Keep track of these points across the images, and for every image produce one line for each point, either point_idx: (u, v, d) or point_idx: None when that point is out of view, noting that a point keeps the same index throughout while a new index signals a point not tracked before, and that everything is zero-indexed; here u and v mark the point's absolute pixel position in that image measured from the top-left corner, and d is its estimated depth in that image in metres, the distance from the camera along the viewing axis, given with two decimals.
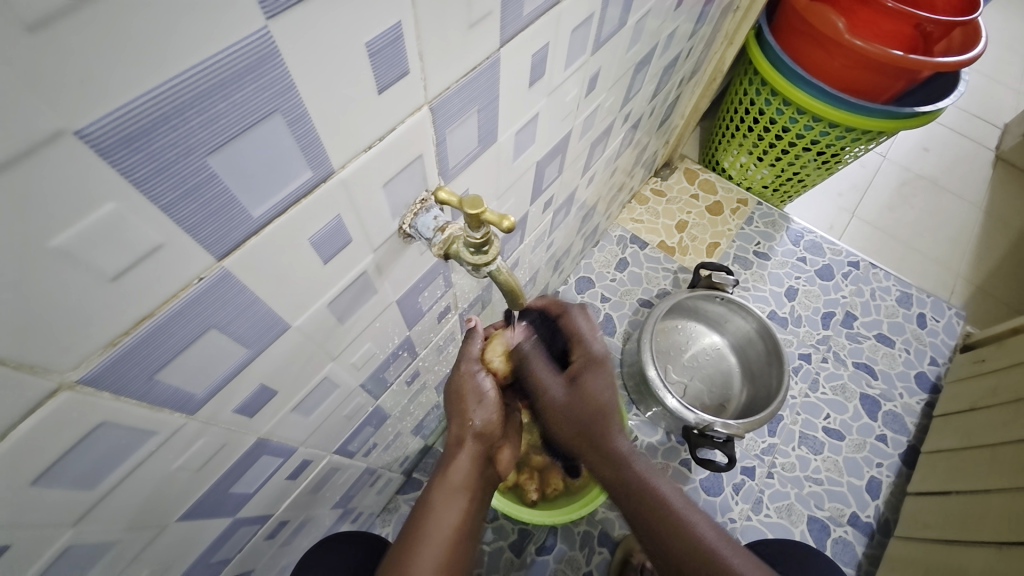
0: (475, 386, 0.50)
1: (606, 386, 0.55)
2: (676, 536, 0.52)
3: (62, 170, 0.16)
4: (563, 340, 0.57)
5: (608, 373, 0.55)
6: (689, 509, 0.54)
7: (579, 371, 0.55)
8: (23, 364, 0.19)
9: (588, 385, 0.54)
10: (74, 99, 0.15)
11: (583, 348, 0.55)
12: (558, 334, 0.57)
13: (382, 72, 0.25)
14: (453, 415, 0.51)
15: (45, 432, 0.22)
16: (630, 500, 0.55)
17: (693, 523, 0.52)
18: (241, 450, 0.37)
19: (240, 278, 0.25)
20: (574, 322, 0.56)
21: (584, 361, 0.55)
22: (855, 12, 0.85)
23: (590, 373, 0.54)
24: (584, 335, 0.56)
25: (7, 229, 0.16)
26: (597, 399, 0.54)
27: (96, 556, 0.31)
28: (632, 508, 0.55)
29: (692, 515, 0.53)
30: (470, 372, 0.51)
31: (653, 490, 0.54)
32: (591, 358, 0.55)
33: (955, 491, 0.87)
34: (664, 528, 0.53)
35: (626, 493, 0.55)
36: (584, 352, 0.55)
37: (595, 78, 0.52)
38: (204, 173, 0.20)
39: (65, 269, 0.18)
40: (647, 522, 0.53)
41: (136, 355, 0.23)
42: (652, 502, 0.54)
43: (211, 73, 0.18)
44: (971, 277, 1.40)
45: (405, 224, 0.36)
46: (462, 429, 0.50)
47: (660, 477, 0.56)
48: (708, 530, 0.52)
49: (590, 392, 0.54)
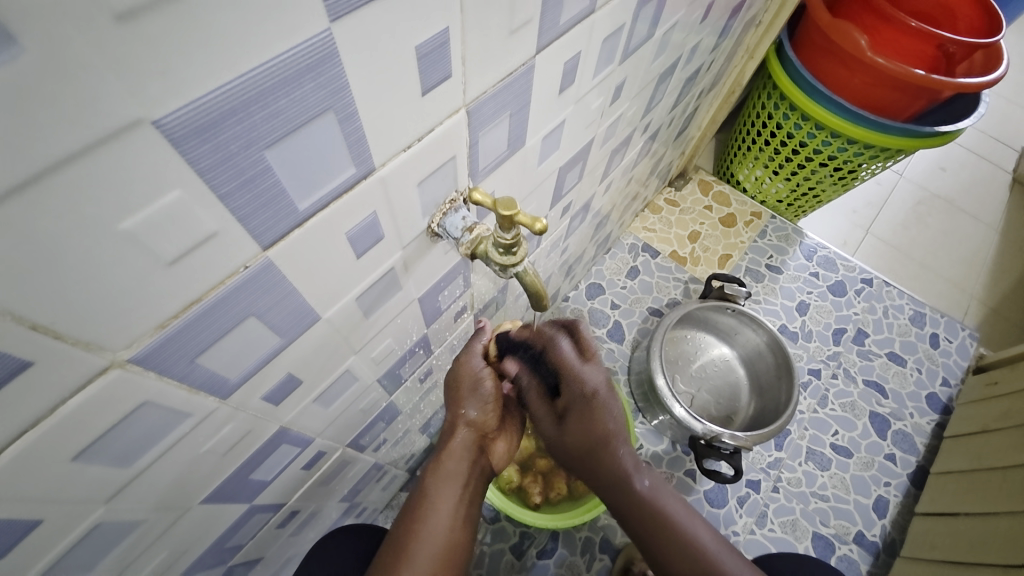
0: (473, 379, 0.50)
1: (601, 416, 0.52)
2: (678, 552, 0.53)
3: (137, 158, 0.17)
4: (553, 375, 0.51)
5: (601, 404, 0.51)
6: (690, 518, 0.55)
7: (569, 406, 0.52)
8: (80, 341, 0.20)
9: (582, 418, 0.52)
10: (155, 90, 0.16)
11: (571, 385, 0.50)
12: (547, 368, 0.52)
13: (428, 75, 0.26)
14: (449, 403, 0.52)
15: (93, 408, 0.23)
16: (632, 515, 0.55)
17: (695, 534, 0.53)
18: (264, 438, 0.38)
19: (282, 269, 0.26)
20: (558, 353, 0.50)
21: (574, 397, 0.51)
22: (877, 30, 0.85)
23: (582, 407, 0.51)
24: (575, 367, 0.50)
25: (84, 212, 0.17)
26: (592, 430, 0.52)
27: (123, 535, 0.32)
28: (635, 524, 0.55)
29: (694, 526, 0.54)
30: (469, 362, 0.50)
31: (657, 506, 0.54)
32: (581, 394, 0.51)
33: (963, 513, 0.86)
34: (669, 545, 0.53)
35: (629, 510, 0.55)
36: (570, 391, 0.51)
37: (621, 88, 0.52)
38: (260, 165, 0.21)
39: (129, 251, 0.19)
40: (650, 537, 0.54)
41: (181, 338, 0.24)
42: (656, 518, 0.54)
43: (276, 70, 0.19)
44: (984, 300, 1.39)
45: (434, 224, 0.36)
46: (455, 416, 0.51)
47: (664, 489, 0.56)
48: (707, 538, 0.53)
49: (582, 427, 0.52)
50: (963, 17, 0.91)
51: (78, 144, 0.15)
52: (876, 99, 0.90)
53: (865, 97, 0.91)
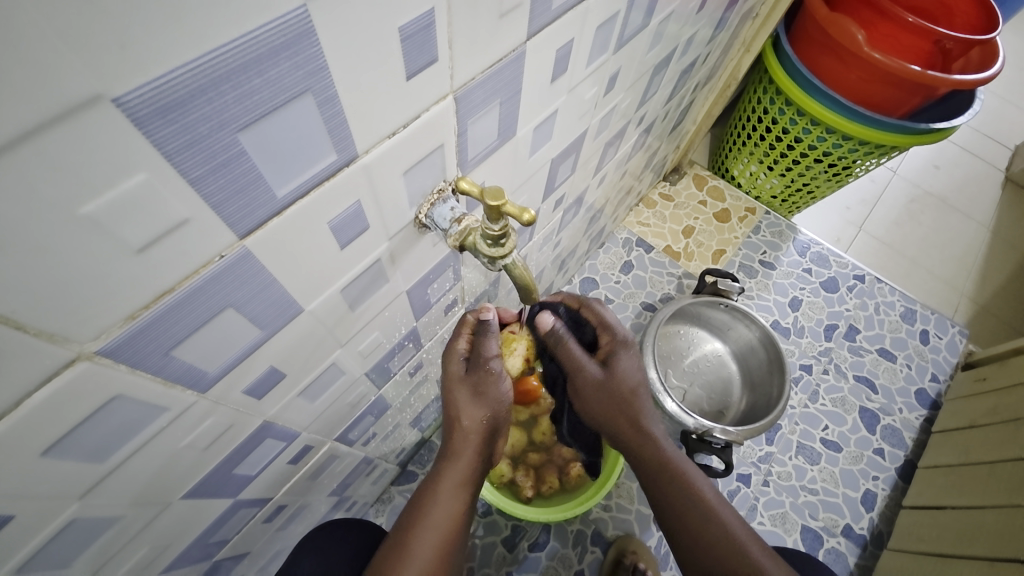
0: (493, 384, 0.48)
1: (637, 365, 0.56)
2: (706, 531, 0.51)
3: (97, 137, 0.16)
4: (592, 331, 0.58)
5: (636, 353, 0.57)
6: (721, 505, 0.53)
7: (611, 351, 0.55)
8: (42, 332, 0.19)
9: (625, 364, 0.55)
10: (114, 65, 0.15)
11: (613, 332, 0.56)
12: (586, 325, 0.59)
13: (413, 58, 0.25)
14: (456, 409, 0.49)
15: (62, 402, 0.22)
16: (660, 488, 0.54)
17: (725, 519, 0.51)
18: (247, 432, 0.37)
19: (260, 258, 0.25)
20: (599, 312, 0.57)
21: (615, 342, 0.56)
22: (875, 26, 0.85)
23: (624, 352, 0.55)
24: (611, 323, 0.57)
25: (40, 196, 0.16)
26: (632, 379, 0.55)
27: (100, 531, 0.31)
28: (663, 496, 0.54)
29: (724, 511, 0.52)
30: (489, 371, 0.48)
31: (687, 481, 0.53)
32: (623, 340, 0.56)
33: (949, 506, 0.87)
34: (697, 521, 0.52)
35: (660, 481, 0.54)
36: (611, 336, 0.56)
37: (614, 78, 0.51)
38: (234, 149, 0.20)
39: (94, 238, 0.18)
40: (677, 511, 0.53)
41: (153, 330, 0.23)
42: (685, 493, 0.53)
43: (248, 47, 0.18)
44: (974, 296, 1.40)
45: (422, 214, 0.36)
46: (467, 425, 0.49)
47: (694, 469, 0.55)
48: (738, 527, 0.51)
49: (623, 373, 0.54)
50: (960, 13, 0.91)
51: (31, 122, 0.14)
52: (872, 94, 0.90)
53: (862, 92, 0.91)
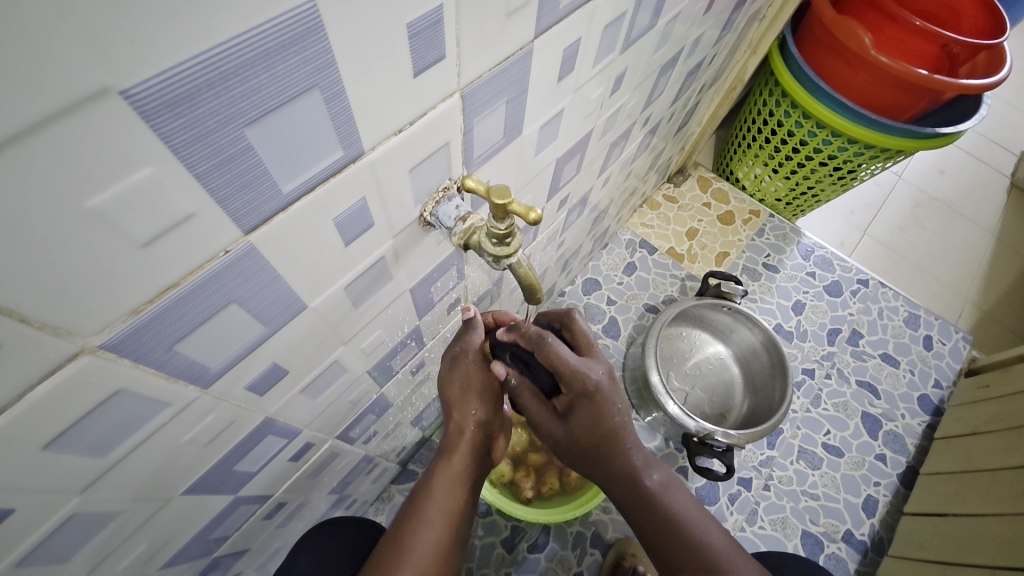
0: (479, 376, 0.51)
1: (607, 412, 0.49)
2: (690, 556, 0.51)
3: (103, 130, 0.16)
4: (548, 376, 0.51)
5: (605, 401, 0.48)
6: (700, 520, 0.54)
7: (572, 403, 0.49)
8: (46, 325, 0.19)
9: (584, 417, 0.49)
10: (122, 57, 0.15)
11: (570, 383, 0.47)
12: (541, 369, 0.51)
13: (420, 55, 0.25)
14: (452, 405, 0.50)
15: (64, 396, 0.22)
16: (642, 517, 0.54)
17: (705, 535, 0.53)
18: (248, 429, 0.37)
19: (265, 254, 0.25)
20: (551, 355, 0.47)
21: (575, 393, 0.48)
22: (882, 29, 0.84)
23: (584, 404, 0.48)
24: (573, 367, 0.47)
25: (47, 188, 0.16)
26: (600, 425, 0.49)
27: (100, 525, 0.31)
28: (646, 525, 0.53)
29: (704, 525, 0.53)
30: (476, 363, 0.51)
31: (667, 506, 0.53)
32: (584, 390, 0.47)
33: (951, 514, 0.87)
34: (679, 545, 0.52)
35: (640, 511, 0.54)
36: (569, 387, 0.48)
37: (621, 78, 0.51)
38: (241, 144, 0.20)
39: (99, 231, 0.18)
40: (660, 538, 0.53)
41: (156, 324, 0.23)
42: (667, 520, 0.52)
43: (256, 42, 0.18)
44: (979, 302, 1.39)
45: (427, 212, 0.35)
46: (463, 419, 0.50)
47: (673, 488, 0.55)
48: (719, 540, 0.52)
49: (584, 425, 0.49)
50: (968, 18, 0.90)
51: (39, 115, 0.14)
52: (878, 98, 0.89)
53: (868, 96, 0.90)
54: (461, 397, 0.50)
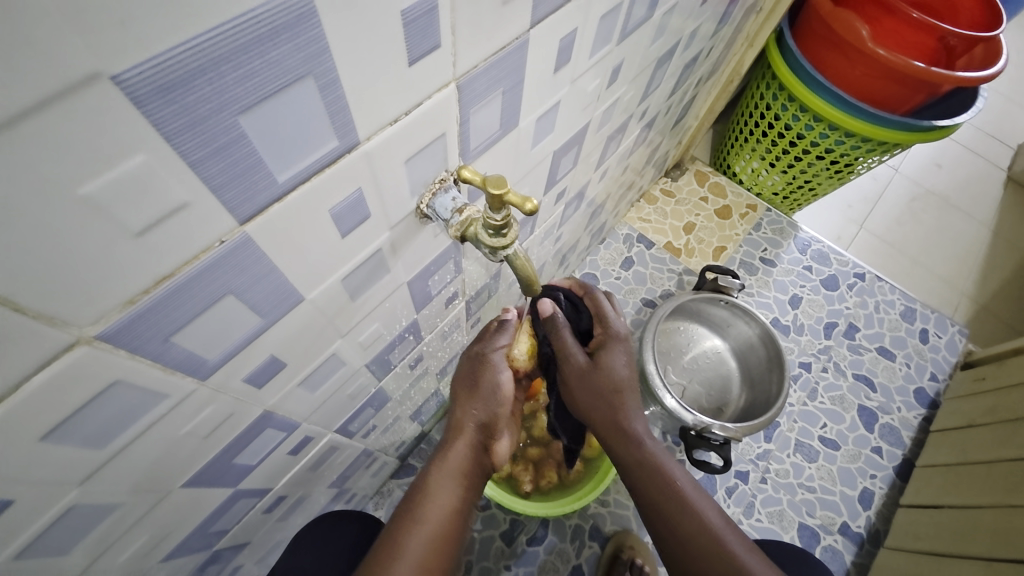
0: (488, 375, 0.52)
1: (627, 358, 0.55)
2: (687, 526, 0.51)
3: (94, 116, 0.16)
4: (588, 320, 0.58)
5: (630, 347, 0.57)
6: (698, 496, 0.53)
7: (602, 342, 0.56)
8: (41, 315, 0.19)
9: (608, 358, 0.54)
10: (113, 41, 0.15)
11: (608, 324, 0.57)
12: (584, 313, 0.59)
13: (415, 43, 0.25)
14: (457, 402, 0.52)
15: (61, 386, 0.22)
16: (640, 484, 0.54)
17: (702, 510, 0.52)
18: (247, 422, 0.37)
19: (261, 245, 0.25)
20: (599, 301, 0.59)
21: (606, 336, 0.56)
22: (880, 21, 0.84)
23: (611, 345, 0.55)
24: (610, 315, 0.58)
25: (39, 175, 0.16)
26: (617, 374, 0.54)
27: (99, 518, 0.31)
28: (643, 495, 0.54)
29: (701, 503, 0.52)
30: (488, 359, 0.53)
31: (665, 473, 0.53)
32: (614, 334, 0.56)
33: (947, 505, 0.88)
34: (676, 517, 0.52)
35: (638, 477, 0.54)
36: (605, 329, 0.57)
37: (618, 70, 0.51)
38: (234, 132, 0.20)
39: (92, 220, 0.18)
40: (658, 507, 0.53)
41: (151, 316, 0.23)
42: (664, 488, 0.53)
43: (249, 27, 0.18)
44: (974, 295, 1.40)
45: (423, 204, 0.35)
46: (463, 415, 0.51)
47: (670, 460, 0.54)
48: (715, 517, 0.52)
49: (608, 363, 0.54)
50: (965, 11, 0.90)
51: (30, 99, 0.14)
52: (876, 91, 0.90)
53: (865, 88, 0.90)
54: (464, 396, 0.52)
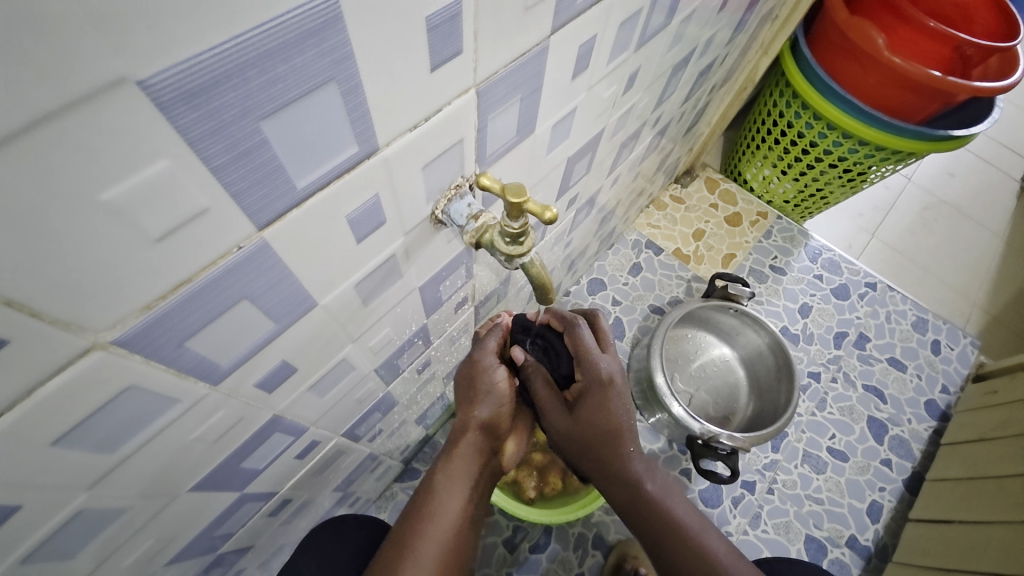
0: (486, 377, 0.51)
1: (613, 407, 0.51)
2: (690, 561, 0.51)
3: (120, 120, 0.15)
4: (568, 363, 0.53)
5: (614, 394, 0.51)
6: (703, 529, 0.53)
7: (582, 392, 0.51)
8: (58, 320, 0.19)
9: (590, 410, 0.51)
10: (141, 47, 0.14)
11: (586, 369, 0.51)
12: (563, 355, 0.54)
13: (437, 50, 0.24)
14: (462, 403, 0.51)
15: (74, 390, 0.21)
16: (642, 524, 0.53)
17: (706, 542, 0.52)
18: (256, 426, 0.37)
19: (278, 250, 0.25)
20: (579, 339, 0.53)
21: (588, 382, 0.51)
22: (895, 30, 0.83)
23: (594, 394, 0.50)
24: (590, 353, 0.52)
25: (61, 179, 0.15)
26: (602, 423, 0.50)
27: (107, 522, 0.31)
28: (645, 531, 0.53)
29: (705, 533, 0.52)
30: (483, 363, 0.51)
31: (668, 511, 0.52)
32: (596, 380, 0.51)
33: (957, 520, 0.86)
34: (680, 553, 0.51)
35: (638, 513, 0.53)
36: (585, 375, 0.51)
37: (634, 77, 0.51)
38: (257, 138, 0.19)
39: (113, 226, 0.18)
40: (660, 543, 0.52)
41: (167, 321, 0.22)
42: (666, 525, 0.52)
43: (275, 32, 0.17)
44: (986, 307, 1.38)
45: (439, 210, 0.35)
46: (467, 418, 0.50)
47: (672, 496, 0.54)
48: (719, 546, 0.52)
49: (590, 418, 0.51)
50: (981, 21, 0.89)
51: (55, 104, 0.14)
52: (890, 100, 0.89)
53: (879, 98, 0.89)
54: (466, 397, 0.52)
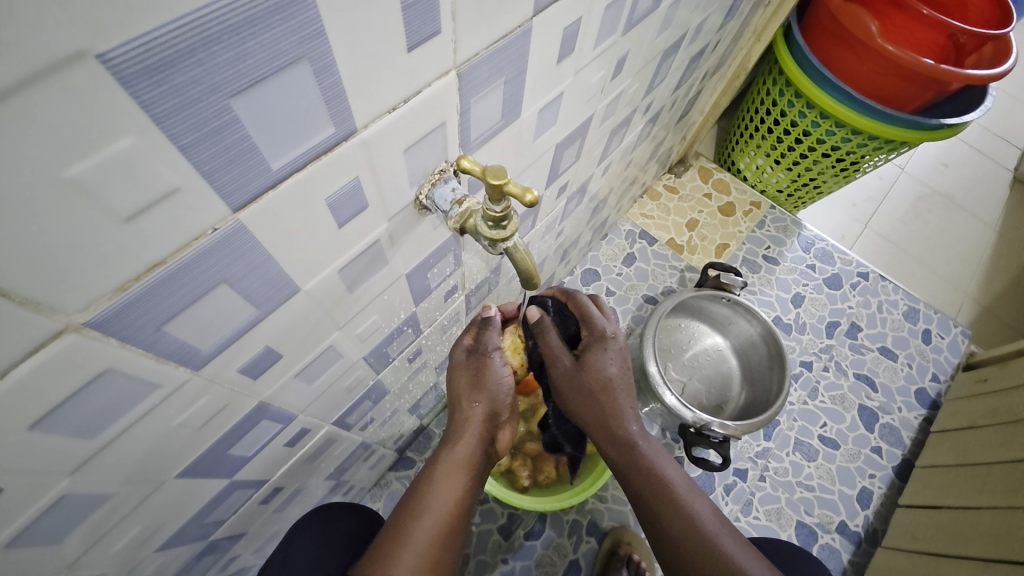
0: (493, 371, 0.51)
1: (615, 359, 0.55)
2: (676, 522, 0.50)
3: (78, 96, 0.15)
4: (574, 324, 0.59)
5: (613, 350, 0.55)
6: (691, 494, 0.52)
7: (587, 345, 0.56)
8: (27, 301, 0.19)
9: (596, 359, 0.55)
10: (93, 16, 0.14)
11: (591, 327, 0.57)
12: (570, 318, 0.59)
13: (414, 29, 0.24)
14: (461, 399, 0.52)
15: (48, 373, 0.21)
16: (635, 482, 0.54)
17: (695, 509, 0.50)
18: (243, 412, 0.37)
19: (255, 233, 0.25)
20: (583, 306, 0.58)
21: (592, 337, 0.56)
22: (889, 17, 0.83)
23: (596, 347, 0.56)
24: (594, 316, 0.57)
25: (21, 155, 0.15)
26: (604, 372, 0.55)
27: (92, 507, 0.31)
28: (636, 485, 0.54)
29: (693, 498, 0.51)
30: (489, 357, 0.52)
31: (658, 473, 0.52)
32: (599, 336, 0.56)
33: (947, 506, 0.87)
34: (668, 515, 0.51)
35: (631, 474, 0.54)
36: (589, 330, 0.57)
37: (622, 62, 0.50)
38: (227, 116, 0.19)
39: (79, 204, 0.18)
40: (650, 506, 0.52)
41: (143, 304, 0.22)
42: (656, 484, 0.52)
43: (241, 6, 0.17)
44: (978, 296, 1.39)
45: (423, 195, 0.35)
46: (469, 410, 0.51)
47: (666, 459, 0.54)
48: (708, 517, 0.50)
49: (595, 365, 0.55)
50: (975, 9, 0.89)
51: (13, 77, 0.14)
52: (884, 88, 0.88)
53: (873, 86, 0.89)
54: (467, 390, 0.52)
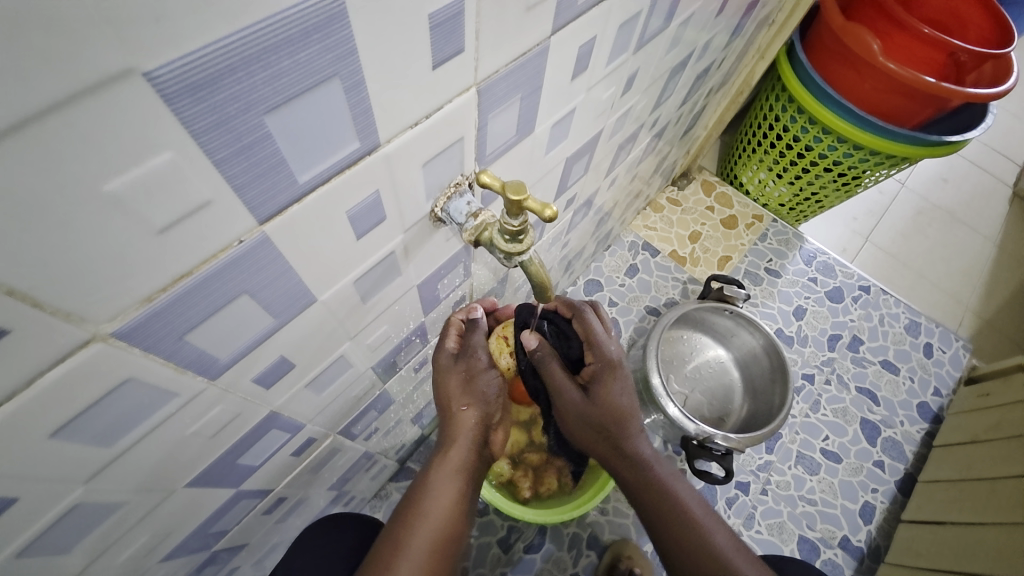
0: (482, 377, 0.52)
1: (624, 390, 0.54)
2: (693, 550, 0.50)
3: (122, 110, 0.15)
4: (578, 347, 0.55)
5: (621, 377, 0.54)
6: (706, 518, 0.52)
7: (596, 375, 0.54)
8: (58, 311, 0.19)
9: (605, 391, 0.53)
10: (142, 37, 0.14)
11: (596, 352, 0.54)
12: (574, 340, 0.56)
13: (440, 47, 0.24)
14: (444, 407, 0.51)
15: (73, 382, 0.21)
16: (648, 505, 0.54)
17: (712, 532, 0.51)
18: (254, 421, 0.37)
19: (277, 245, 0.25)
20: (587, 323, 0.55)
21: (599, 365, 0.54)
22: (890, 36, 0.84)
23: (606, 375, 0.53)
24: (599, 338, 0.54)
25: (62, 169, 0.15)
26: (614, 403, 0.53)
27: (102, 516, 0.31)
28: (647, 507, 0.54)
29: (710, 523, 0.51)
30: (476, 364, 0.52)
31: (672, 495, 0.53)
32: (605, 362, 0.54)
33: (950, 522, 0.87)
34: (682, 537, 0.51)
35: (642, 494, 0.54)
36: (596, 356, 0.54)
37: (632, 78, 0.51)
38: (260, 131, 0.20)
39: (114, 216, 0.18)
40: (664, 529, 0.52)
41: (168, 314, 0.23)
42: (670, 507, 0.52)
43: (280, 27, 0.17)
44: (978, 311, 1.39)
45: (438, 207, 0.35)
46: (456, 417, 0.51)
47: (679, 482, 0.55)
48: (725, 539, 0.50)
49: (607, 397, 0.53)
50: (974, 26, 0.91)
51: (63, 93, 0.14)
52: (886, 105, 0.89)
53: (875, 102, 0.90)
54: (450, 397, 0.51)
